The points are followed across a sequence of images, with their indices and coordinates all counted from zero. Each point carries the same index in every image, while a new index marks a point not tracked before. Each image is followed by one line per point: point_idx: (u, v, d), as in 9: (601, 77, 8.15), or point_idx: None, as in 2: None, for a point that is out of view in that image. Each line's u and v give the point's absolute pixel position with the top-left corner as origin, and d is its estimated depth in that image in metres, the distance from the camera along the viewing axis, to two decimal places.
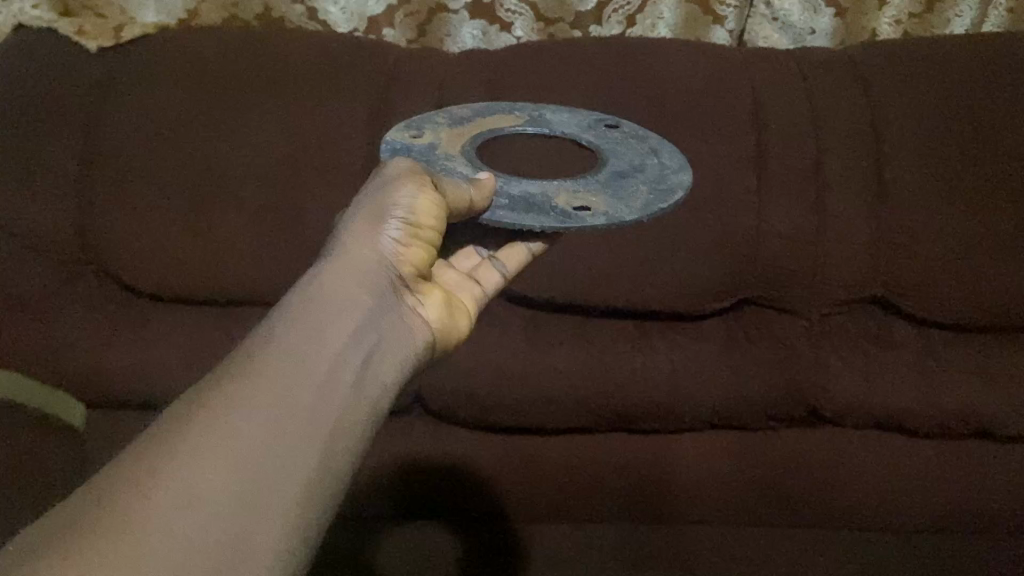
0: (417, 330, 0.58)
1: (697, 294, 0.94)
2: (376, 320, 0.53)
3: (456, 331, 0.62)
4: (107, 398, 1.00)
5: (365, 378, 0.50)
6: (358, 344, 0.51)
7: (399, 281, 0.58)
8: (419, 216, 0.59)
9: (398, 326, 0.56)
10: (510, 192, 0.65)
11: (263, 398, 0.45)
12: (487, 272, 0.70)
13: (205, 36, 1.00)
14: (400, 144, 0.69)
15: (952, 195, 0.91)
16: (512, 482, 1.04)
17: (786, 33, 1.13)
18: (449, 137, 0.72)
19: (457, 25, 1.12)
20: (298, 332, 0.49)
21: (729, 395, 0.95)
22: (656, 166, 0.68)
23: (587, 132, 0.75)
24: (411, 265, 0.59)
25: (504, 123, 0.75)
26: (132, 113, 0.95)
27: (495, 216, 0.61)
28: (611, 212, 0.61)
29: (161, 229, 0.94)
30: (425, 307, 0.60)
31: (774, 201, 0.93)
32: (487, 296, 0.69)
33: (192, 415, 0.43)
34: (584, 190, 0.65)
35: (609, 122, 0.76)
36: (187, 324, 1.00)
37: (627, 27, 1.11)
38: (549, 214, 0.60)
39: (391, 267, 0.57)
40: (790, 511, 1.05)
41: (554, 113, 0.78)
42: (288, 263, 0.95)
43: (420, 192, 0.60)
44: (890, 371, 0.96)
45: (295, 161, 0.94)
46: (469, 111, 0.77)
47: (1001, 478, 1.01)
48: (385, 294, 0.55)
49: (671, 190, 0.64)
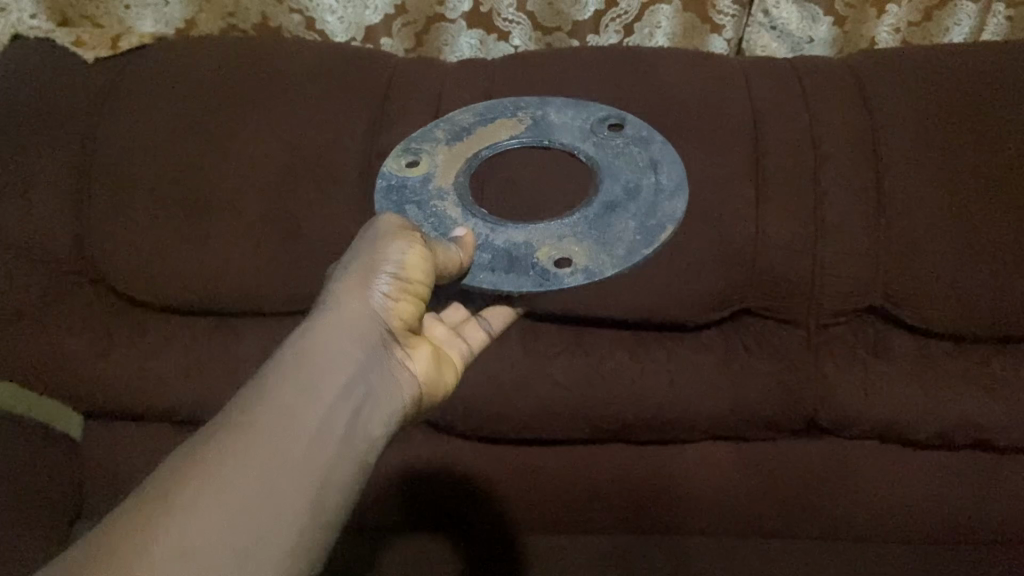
0: (405, 384, 0.61)
1: (696, 304, 0.93)
2: (365, 374, 0.57)
3: (444, 384, 0.66)
4: (107, 407, 1.00)
5: (351, 432, 0.54)
6: (345, 399, 0.54)
7: (389, 334, 0.61)
8: (409, 271, 0.62)
9: (386, 379, 0.59)
10: (494, 242, 0.69)
11: (253, 456, 0.49)
12: (473, 329, 0.74)
13: (204, 48, 1.00)
14: (397, 179, 0.73)
15: (952, 205, 0.90)
16: (510, 489, 1.05)
17: (784, 42, 1.13)
18: (447, 158, 0.75)
19: (455, 34, 1.13)
20: (290, 389, 0.52)
21: (726, 404, 0.96)
22: (650, 188, 0.70)
23: (588, 140, 0.77)
24: (401, 319, 0.62)
25: (505, 134, 0.78)
26: (129, 124, 0.95)
27: (477, 280, 0.66)
28: (590, 266, 0.65)
29: (155, 239, 0.93)
30: (414, 360, 0.63)
31: (774, 210, 0.93)
32: (473, 352, 0.73)
33: (192, 470, 0.47)
34: (570, 234, 0.68)
35: (613, 121, 0.78)
36: (183, 334, 0.98)
37: (624, 36, 1.12)
38: (528, 274, 0.65)
39: (382, 321, 0.61)
40: (788, 519, 1.06)
41: (558, 113, 0.81)
42: (281, 275, 0.93)
43: (410, 248, 0.63)
44: (890, 382, 0.95)
45: (292, 171, 0.93)
46: (472, 119, 0.81)
47: (1003, 489, 1.00)
48: (374, 349, 0.59)
49: (657, 228, 0.66)
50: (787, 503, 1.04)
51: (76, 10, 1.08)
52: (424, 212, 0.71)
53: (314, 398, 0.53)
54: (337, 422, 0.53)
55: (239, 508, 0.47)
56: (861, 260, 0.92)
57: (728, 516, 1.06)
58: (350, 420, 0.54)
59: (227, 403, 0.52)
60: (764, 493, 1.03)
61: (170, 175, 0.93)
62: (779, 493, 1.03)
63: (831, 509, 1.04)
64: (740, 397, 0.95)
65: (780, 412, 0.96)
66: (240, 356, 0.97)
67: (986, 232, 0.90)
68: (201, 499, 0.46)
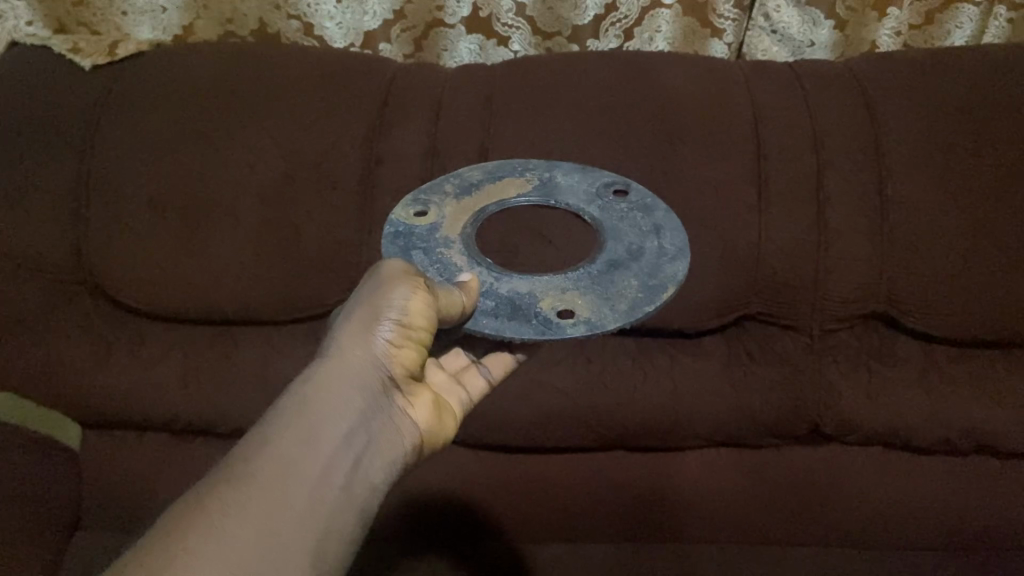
0: (407, 432, 0.60)
1: (698, 309, 0.93)
2: (366, 426, 0.56)
3: (446, 434, 0.65)
4: (103, 418, 0.99)
5: (353, 483, 0.53)
6: (345, 453, 0.54)
7: (391, 383, 0.60)
8: (412, 317, 0.60)
9: (388, 429, 0.58)
10: (498, 290, 0.64)
11: (252, 510, 0.48)
12: (473, 377, 0.73)
13: (202, 53, 0.99)
14: (403, 226, 0.70)
15: (955, 210, 0.90)
16: (512, 499, 1.03)
17: (786, 46, 1.13)
18: (454, 211, 0.71)
19: (454, 39, 1.12)
20: (290, 443, 0.52)
21: (729, 412, 0.95)
22: (654, 250, 0.67)
23: (593, 201, 0.73)
24: (404, 366, 0.61)
25: (513, 190, 0.74)
26: (127, 131, 0.94)
27: (478, 324, 0.61)
28: (594, 319, 0.61)
29: (153, 248, 0.92)
30: (416, 409, 0.62)
31: (776, 216, 0.92)
32: (473, 401, 0.71)
33: (192, 523, 0.47)
34: (573, 288, 0.64)
35: (617, 187, 0.75)
36: (183, 343, 0.98)
37: (624, 40, 1.11)
38: (530, 321, 0.61)
39: (383, 369, 0.59)
40: (792, 528, 1.05)
41: (565, 175, 0.77)
42: (284, 282, 0.93)
43: (413, 293, 0.60)
44: (895, 388, 0.94)
45: (290, 178, 0.93)
46: (480, 175, 0.76)
47: (1006, 494, 1.00)
48: (377, 400, 0.57)
49: (661, 286, 0.63)
50: (792, 510, 1.03)
51: (72, 17, 1.07)
52: (429, 259, 0.67)
53: (313, 453, 0.52)
54: (336, 478, 0.52)
55: (237, 563, 0.46)
56: (864, 265, 0.92)
57: (732, 525, 1.05)
58: (349, 475, 0.53)
59: (231, 451, 0.52)
60: (769, 500, 1.02)
61: (170, 184, 0.92)
62: (783, 501, 1.02)
63: (837, 517, 1.03)
64: (742, 404, 0.95)
65: (784, 419, 0.95)
66: (240, 365, 0.97)
67: (988, 237, 0.90)
68: (203, 550, 0.46)
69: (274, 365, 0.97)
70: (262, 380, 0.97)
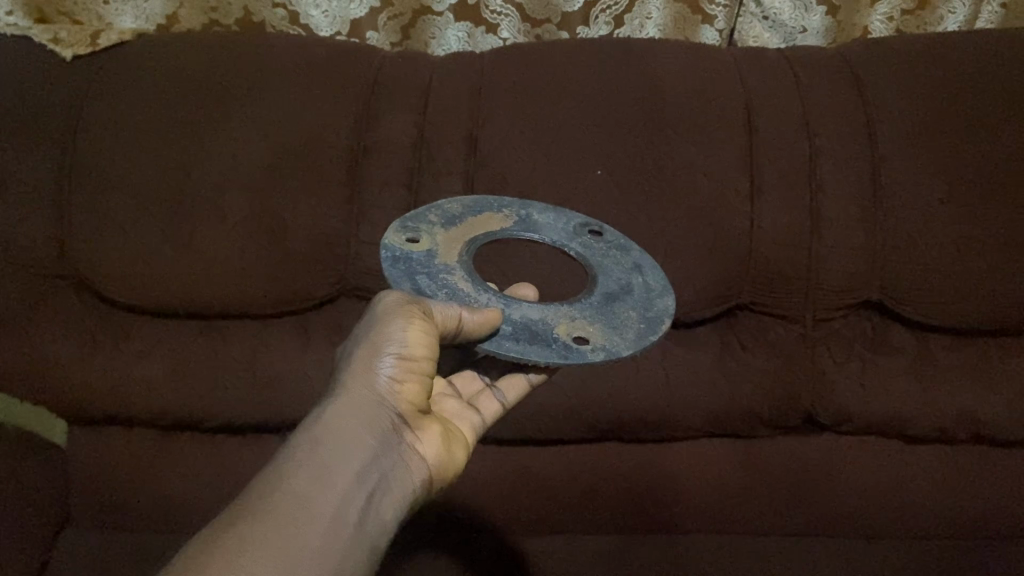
0: (415, 468, 0.62)
1: (691, 299, 0.92)
2: (377, 458, 0.58)
3: (454, 464, 0.66)
4: (88, 414, 0.97)
5: (367, 516, 0.55)
6: (359, 485, 0.56)
7: (398, 419, 0.62)
8: (412, 349, 0.62)
9: (397, 466, 0.60)
10: (512, 316, 0.65)
11: (280, 550, 0.50)
12: (487, 401, 0.75)
13: (185, 42, 0.97)
14: (400, 250, 0.68)
15: (950, 197, 0.90)
16: (503, 494, 1.02)
17: (777, 32, 1.12)
18: (446, 240, 0.71)
19: (442, 27, 1.11)
20: (307, 479, 0.54)
21: (723, 402, 0.94)
22: (642, 286, 0.70)
23: (575, 240, 0.77)
24: (408, 400, 0.63)
25: (496, 224, 0.75)
26: (110, 121, 0.92)
27: (500, 346, 0.61)
28: (609, 345, 0.62)
29: (139, 240, 0.91)
30: (423, 443, 0.64)
31: (767, 204, 0.92)
32: (486, 424, 0.74)
33: (215, 554, 0.49)
34: (580, 316, 0.66)
35: (592, 228, 0.79)
36: (169, 338, 0.96)
37: (615, 27, 1.10)
38: (551, 346, 0.61)
39: (389, 406, 0.61)
40: (785, 518, 1.04)
41: (541, 213, 0.79)
42: (272, 274, 0.92)
43: (410, 323, 0.61)
44: (889, 378, 0.94)
45: (277, 169, 0.92)
46: (459, 207, 0.76)
47: (1000, 480, 1.00)
48: (385, 434, 0.60)
49: (658, 318, 0.66)
50: (786, 500, 1.02)
51: (53, 5, 1.04)
52: (435, 285, 0.67)
53: (331, 486, 0.55)
54: (352, 511, 0.55)
55: None
56: (856, 255, 0.92)
57: (727, 515, 1.04)
58: (364, 507, 0.56)
59: (247, 487, 0.55)
60: (763, 490, 1.01)
61: (154, 176, 0.91)
62: (776, 491, 1.01)
63: (832, 507, 1.02)
64: (737, 394, 0.94)
65: (779, 409, 0.95)
66: (227, 359, 0.95)
67: (982, 224, 0.89)
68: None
69: (262, 359, 0.95)
70: (250, 375, 0.95)
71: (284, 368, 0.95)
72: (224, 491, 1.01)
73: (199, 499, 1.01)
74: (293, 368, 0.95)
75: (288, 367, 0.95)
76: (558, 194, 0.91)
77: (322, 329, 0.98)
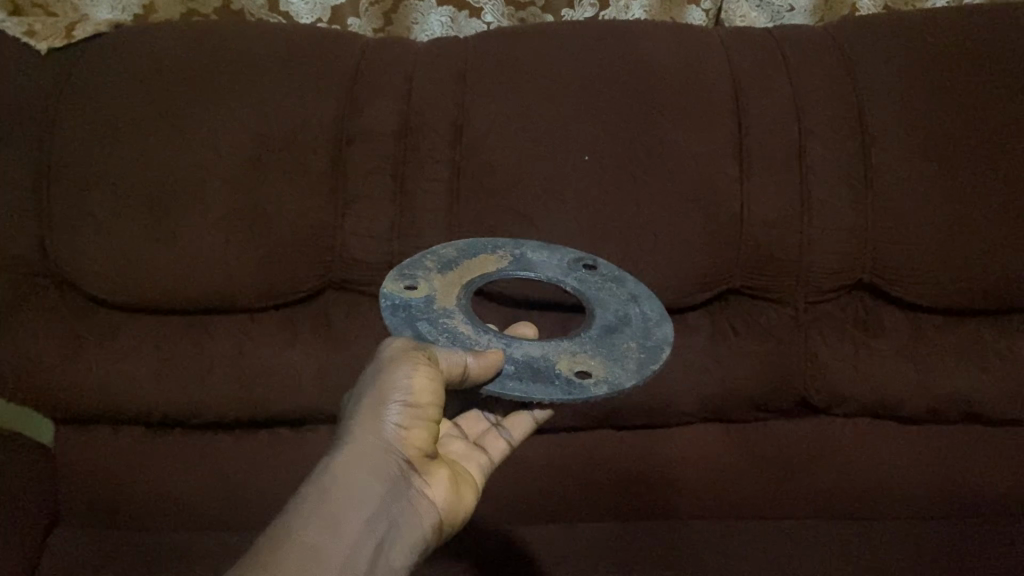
0: (426, 513, 0.63)
1: (683, 285, 0.91)
2: (385, 508, 0.60)
3: (466, 505, 0.67)
4: (76, 414, 0.96)
5: (373, 568, 0.59)
6: (368, 535, 0.59)
7: (408, 465, 0.63)
8: (418, 395, 0.62)
9: (407, 513, 0.62)
10: (513, 355, 0.65)
11: None
12: (493, 439, 0.75)
13: (163, 33, 0.96)
14: (399, 299, 0.68)
15: (941, 177, 0.89)
16: (498, 484, 1.01)
17: (765, 11, 1.10)
18: (444, 284, 0.71)
19: (424, 12, 1.09)
20: (315, 533, 0.57)
21: (717, 387, 0.93)
22: (639, 316, 0.70)
23: (571, 276, 0.76)
24: (418, 445, 0.64)
25: (491, 266, 0.75)
26: (88, 116, 0.90)
27: (503, 387, 0.61)
28: (611, 376, 0.62)
29: (121, 237, 0.89)
30: (433, 486, 0.65)
31: (757, 186, 0.91)
32: (493, 462, 0.74)
33: None
34: (581, 350, 0.66)
35: (587, 262, 0.78)
36: (154, 335, 0.95)
37: (600, 9, 1.08)
38: (553, 383, 0.62)
39: (398, 453, 0.62)
40: (781, 502, 1.03)
41: (535, 251, 0.79)
42: (257, 269, 0.90)
43: (415, 369, 0.62)
44: (883, 359, 0.93)
45: (260, 161, 0.90)
46: (453, 252, 0.76)
47: (994, 458, 1.00)
48: (395, 481, 0.62)
49: (658, 348, 0.66)
50: (782, 482, 1.01)
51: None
52: (436, 329, 0.67)
53: (335, 541, 0.57)
54: (357, 566, 0.58)
55: None
56: (848, 236, 0.91)
57: (723, 499, 1.03)
58: (372, 557, 0.59)
59: (261, 536, 0.58)
60: (758, 473, 1.01)
61: (136, 171, 0.89)
62: (771, 474, 1.01)
63: (827, 488, 1.02)
64: (730, 379, 0.93)
65: (772, 391, 0.94)
66: (214, 354, 0.94)
67: (974, 203, 0.89)
68: None
69: (250, 353, 0.94)
70: (237, 369, 0.93)
71: (272, 362, 0.93)
72: (214, 486, 1.00)
73: (190, 495, 1.00)
74: (280, 362, 0.93)
75: (275, 360, 0.93)
76: (546, 181, 0.90)
77: (310, 322, 0.96)
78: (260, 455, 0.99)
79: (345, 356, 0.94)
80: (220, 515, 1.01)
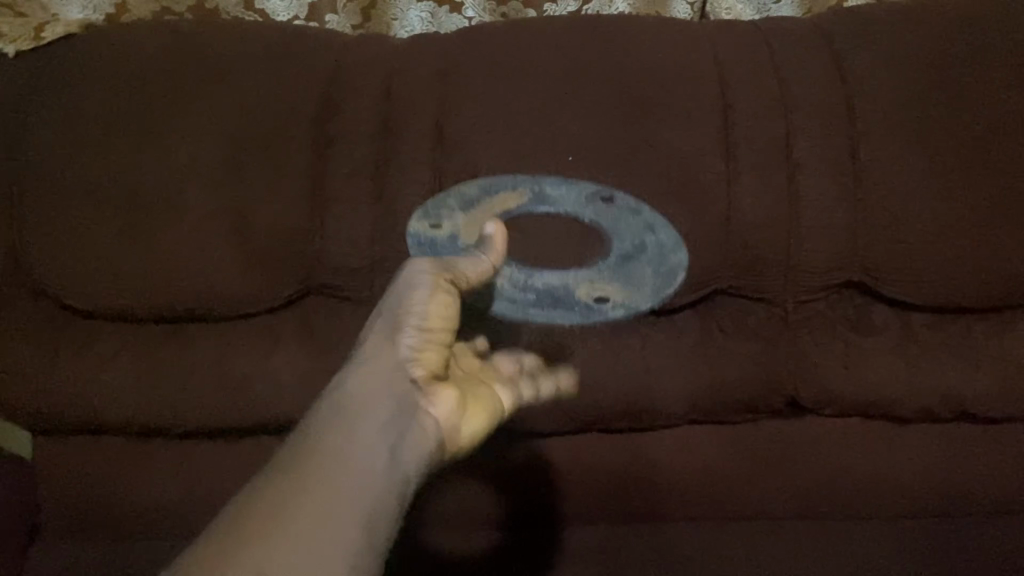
0: (444, 425, 0.58)
1: (671, 285, 0.89)
2: (391, 421, 0.56)
3: (489, 423, 0.61)
4: (53, 424, 0.94)
5: (378, 479, 0.53)
6: (372, 447, 0.54)
7: (421, 380, 0.59)
8: (429, 315, 0.61)
9: (417, 424, 0.57)
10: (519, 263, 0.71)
11: (274, 518, 0.50)
12: (545, 378, 0.70)
13: (136, 33, 0.93)
14: (426, 236, 0.86)
15: (931, 174, 0.88)
16: (485, 489, 0.99)
17: (750, 4, 1.09)
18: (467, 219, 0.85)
19: (404, 8, 1.06)
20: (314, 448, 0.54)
21: (706, 388, 0.92)
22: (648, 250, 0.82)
23: (587, 209, 0.87)
24: (435, 364, 0.60)
25: (512, 204, 0.87)
26: (60, 120, 0.88)
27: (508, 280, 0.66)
28: None
29: (95, 245, 0.87)
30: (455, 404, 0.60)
31: (745, 184, 0.90)
32: (542, 390, 0.68)
33: (223, 524, 0.50)
34: None
35: (605, 195, 0.88)
36: (132, 343, 0.92)
37: (583, 3, 1.06)
38: None
39: (408, 366, 0.59)
40: (773, 503, 1.02)
41: (555, 186, 0.89)
42: (235, 275, 0.88)
43: (429, 293, 0.62)
44: (873, 358, 0.92)
45: (237, 166, 0.88)
46: (477, 188, 0.89)
47: (987, 456, 0.99)
48: (404, 394, 0.57)
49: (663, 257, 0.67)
50: (774, 483, 1.00)
51: None
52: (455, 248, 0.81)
53: (334, 452, 0.53)
54: (359, 478, 0.52)
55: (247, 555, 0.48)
56: (839, 235, 0.90)
57: (715, 501, 1.02)
58: (377, 466, 0.53)
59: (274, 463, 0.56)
60: (748, 474, 1.00)
61: (110, 177, 0.87)
62: (762, 475, 1.00)
63: (819, 488, 1.00)
64: (718, 380, 0.92)
65: (763, 393, 0.93)
66: (193, 363, 0.91)
67: (965, 200, 0.88)
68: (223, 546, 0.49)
69: (229, 362, 0.92)
70: (218, 379, 0.91)
71: (253, 371, 0.91)
72: (197, 497, 0.98)
73: (172, 506, 0.98)
74: (261, 371, 0.91)
75: (256, 369, 0.91)
76: (530, 182, 0.88)
77: (289, 329, 0.93)
78: (242, 466, 0.97)
79: (328, 364, 0.92)
80: (203, 525, 0.99)
